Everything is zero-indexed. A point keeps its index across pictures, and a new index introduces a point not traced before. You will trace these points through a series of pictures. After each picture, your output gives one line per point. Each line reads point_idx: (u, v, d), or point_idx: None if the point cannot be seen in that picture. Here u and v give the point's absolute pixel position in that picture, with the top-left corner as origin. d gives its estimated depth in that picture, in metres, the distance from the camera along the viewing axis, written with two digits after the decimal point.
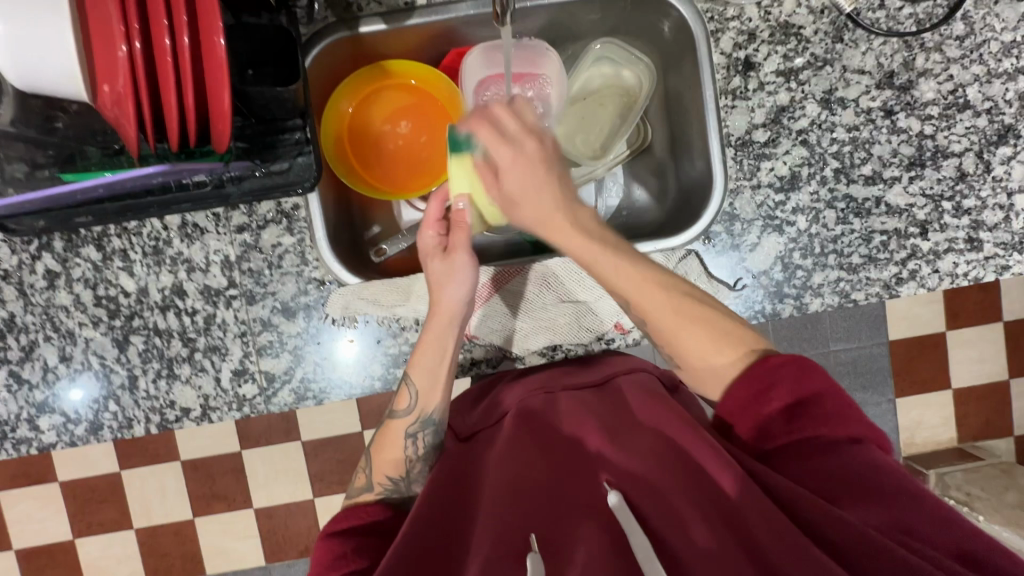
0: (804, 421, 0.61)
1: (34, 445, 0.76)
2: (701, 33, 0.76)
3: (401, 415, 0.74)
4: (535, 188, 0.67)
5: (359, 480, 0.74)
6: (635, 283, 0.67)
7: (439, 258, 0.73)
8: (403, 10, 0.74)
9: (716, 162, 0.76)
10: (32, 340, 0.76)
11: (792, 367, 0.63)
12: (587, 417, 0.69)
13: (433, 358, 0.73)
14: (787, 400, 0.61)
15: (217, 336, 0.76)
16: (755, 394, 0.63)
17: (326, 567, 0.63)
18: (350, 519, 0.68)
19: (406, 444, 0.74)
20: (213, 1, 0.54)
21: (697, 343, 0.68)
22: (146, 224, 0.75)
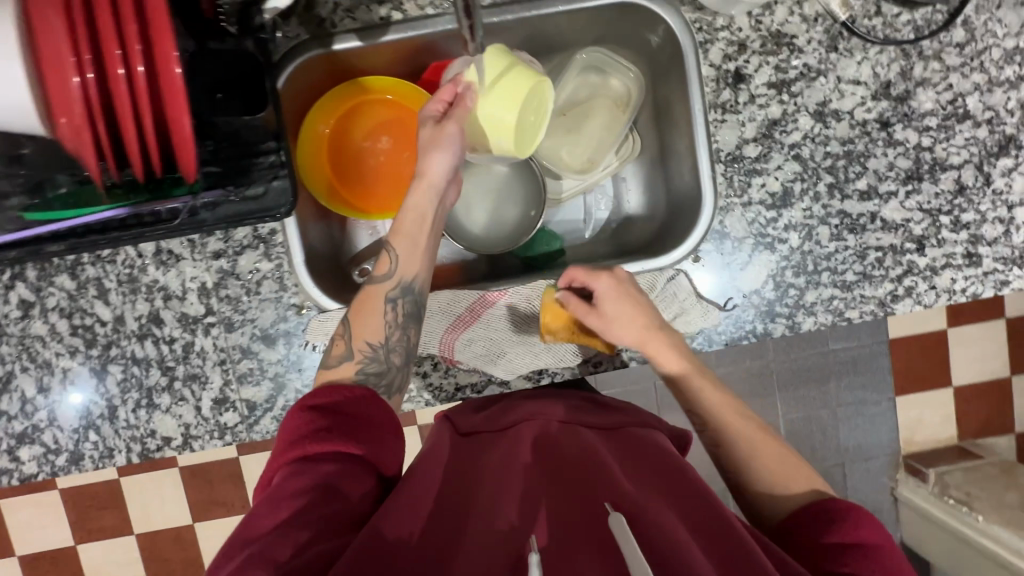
0: (849, 559, 0.57)
1: (15, 476, 0.75)
2: (689, 44, 0.72)
3: (381, 278, 0.68)
4: (626, 319, 0.72)
5: (337, 348, 0.65)
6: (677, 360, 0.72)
7: (434, 129, 0.70)
8: (378, 26, 0.71)
9: (705, 179, 0.74)
10: (8, 371, 0.74)
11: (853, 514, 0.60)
12: (602, 454, 0.63)
13: (415, 224, 0.69)
14: (842, 540, 0.58)
15: (196, 364, 0.75)
16: (813, 534, 0.60)
17: (305, 440, 0.55)
18: (334, 395, 0.59)
19: (385, 310, 0.67)
20: (168, 29, 0.52)
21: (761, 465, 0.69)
22: (120, 252, 0.73)
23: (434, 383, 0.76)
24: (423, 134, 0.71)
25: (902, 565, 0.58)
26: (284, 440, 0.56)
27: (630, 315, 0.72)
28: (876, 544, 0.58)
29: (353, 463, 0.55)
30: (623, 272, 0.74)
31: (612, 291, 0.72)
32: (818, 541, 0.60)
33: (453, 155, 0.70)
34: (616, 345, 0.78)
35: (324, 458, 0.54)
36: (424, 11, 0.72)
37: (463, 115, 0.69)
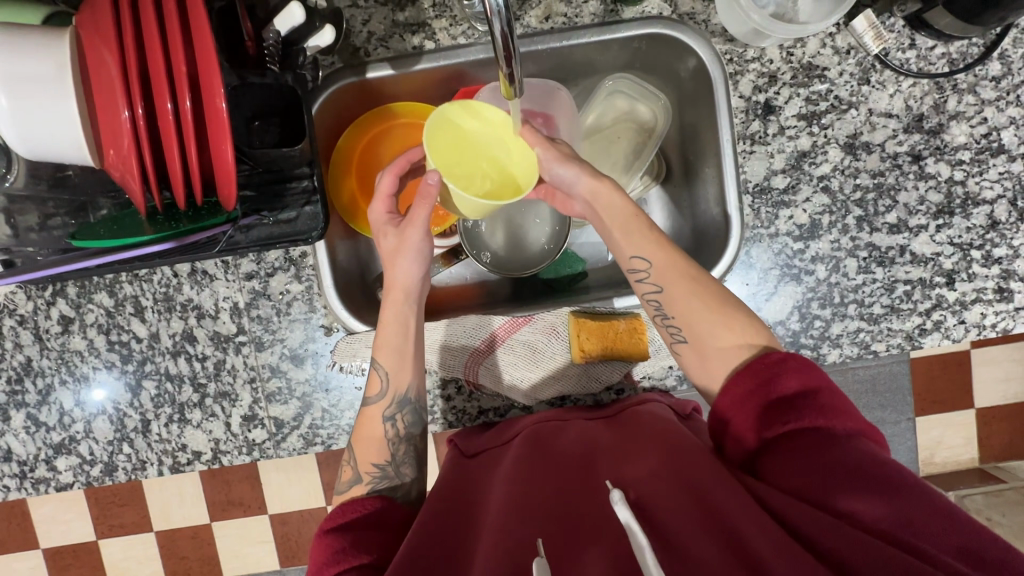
0: (794, 412, 0.54)
1: (52, 485, 0.78)
2: (720, 75, 0.72)
3: (375, 400, 0.69)
4: (624, 229, 0.67)
5: (346, 474, 0.68)
6: (654, 245, 0.66)
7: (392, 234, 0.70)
8: (411, 55, 0.73)
9: (733, 210, 0.74)
10: (48, 384, 0.77)
11: (790, 364, 0.57)
12: (596, 443, 0.67)
13: (398, 334, 0.69)
14: (782, 395, 0.55)
15: (227, 382, 0.77)
16: (752, 392, 0.57)
17: (324, 566, 0.56)
18: (346, 514, 0.62)
19: (386, 429, 0.69)
20: (214, 63, 0.51)
21: (714, 329, 0.63)
22: (157, 272, 0.75)
23: (458, 405, 0.78)
24: (385, 245, 0.70)
25: (838, 394, 0.56)
26: (309, 573, 0.57)
27: (606, 190, 0.67)
28: (810, 385, 0.55)
29: (368, 570, 0.55)
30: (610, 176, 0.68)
31: (580, 175, 0.67)
32: (749, 394, 0.57)
33: (418, 260, 0.69)
34: (638, 373, 0.79)
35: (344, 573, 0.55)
36: (456, 41, 0.73)
37: (422, 218, 0.67)
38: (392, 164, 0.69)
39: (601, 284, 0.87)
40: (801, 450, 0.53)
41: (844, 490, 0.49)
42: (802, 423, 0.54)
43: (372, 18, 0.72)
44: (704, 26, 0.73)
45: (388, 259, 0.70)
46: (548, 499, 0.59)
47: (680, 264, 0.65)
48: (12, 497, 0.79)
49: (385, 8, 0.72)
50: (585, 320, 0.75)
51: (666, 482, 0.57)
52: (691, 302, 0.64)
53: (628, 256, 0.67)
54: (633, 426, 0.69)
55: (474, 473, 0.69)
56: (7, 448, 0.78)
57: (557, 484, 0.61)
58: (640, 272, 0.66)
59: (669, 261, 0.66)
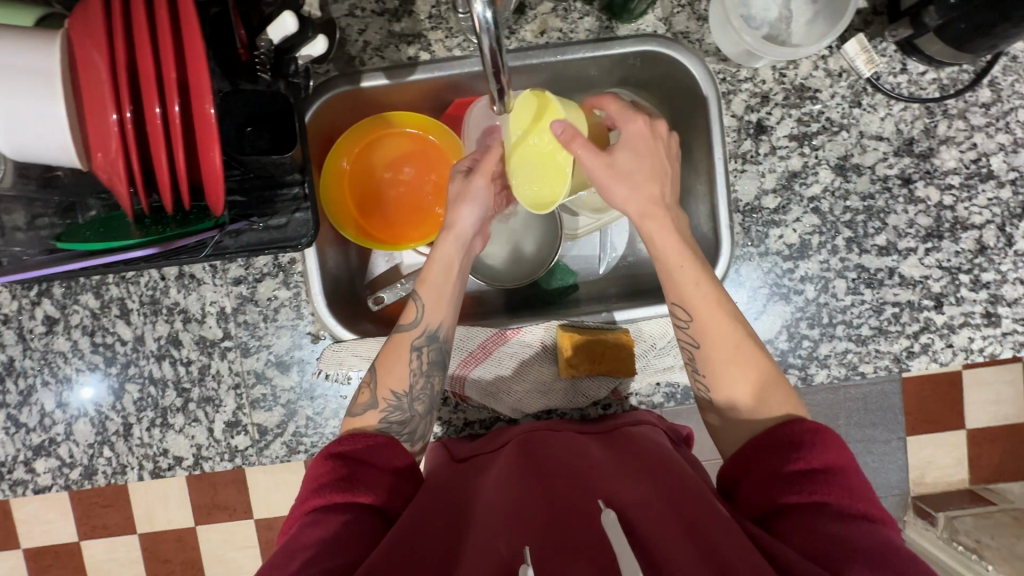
0: (818, 483, 0.55)
1: (30, 487, 0.77)
2: (712, 94, 0.73)
3: (409, 327, 0.69)
4: (659, 252, 0.68)
5: (362, 396, 0.67)
6: (676, 252, 0.66)
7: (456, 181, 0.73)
8: (405, 65, 0.73)
9: (724, 228, 0.74)
10: (30, 384, 0.76)
11: (821, 437, 0.57)
12: (590, 458, 0.67)
13: (442, 273, 0.71)
14: (810, 463, 0.56)
15: (211, 387, 0.76)
16: (777, 451, 0.58)
17: (325, 491, 0.57)
18: (352, 442, 0.62)
19: (412, 358, 0.69)
20: (204, 68, 0.51)
21: (737, 370, 0.65)
22: (144, 274, 0.75)
23: (444, 417, 0.78)
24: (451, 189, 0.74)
25: (863, 478, 0.56)
26: (307, 487, 0.59)
27: (649, 208, 0.68)
28: (841, 462, 0.56)
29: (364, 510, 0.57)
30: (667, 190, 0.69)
31: (628, 199, 0.68)
32: (773, 452, 0.58)
33: (480, 214, 0.73)
34: (626, 389, 0.78)
35: (341, 506, 0.56)
36: (451, 52, 0.74)
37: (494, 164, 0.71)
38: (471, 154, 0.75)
39: (591, 297, 0.87)
40: (816, 521, 0.53)
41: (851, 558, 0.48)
42: (821, 495, 0.54)
43: (368, 28, 0.73)
44: (698, 45, 0.73)
45: (451, 204, 0.73)
46: (539, 509, 0.59)
47: (715, 298, 0.66)
48: None
49: (381, 19, 0.73)
50: (574, 333, 0.73)
51: (659, 508, 0.56)
52: (726, 357, 0.65)
53: (670, 302, 0.68)
54: (632, 447, 0.68)
55: (462, 478, 0.68)
56: None
57: (549, 494, 0.61)
58: (682, 321, 0.67)
59: (701, 286, 0.66)
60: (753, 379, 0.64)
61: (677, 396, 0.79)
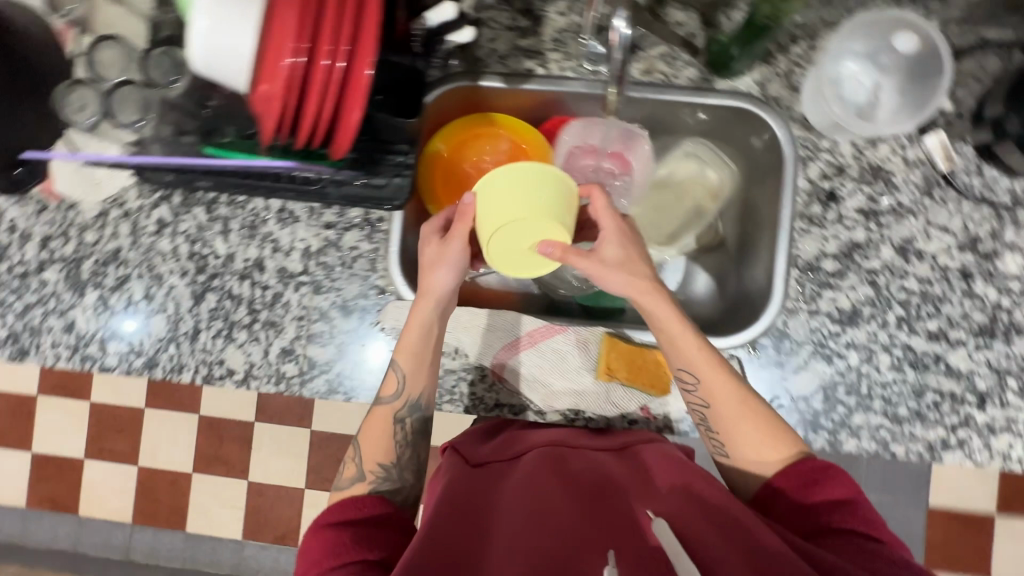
0: (839, 513, 0.60)
1: (97, 364, 0.85)
2: (791, 156, 0.78)
3: (387, 401, 0.74)
4: (671, 339, 0.69)
5: (349, 471, 0.72)
6: (690, 346, 0.69)
7: (432, 242, 0.72)
8: (523, 74, 0.83)
9: (780, 279, 0.78)
10: (127, 274, 0.85)
11: (831, 473, 0.63)
12: (609, 473, 0.68)
13: (421, 342, 0.73)
14: (823, 499, 0.62)
15: (278, 313, 0.83)
16: (799, 488, 0.63)
17: (326, 556, 0.61)
18: (348, 510, 0.66)
19: (395, 431, 0.73)
20: (372, 39, 0.62)
21: (755, 441, 0.68)
22: (252, 202, 0.84)
23: (478, 393, 0.80)
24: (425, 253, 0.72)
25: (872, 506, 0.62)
26: (313, 562, 0.62)
27: (656, 301, 0.68)
28: (848, 497, 0.62)
29: (374, 563, 0.60)
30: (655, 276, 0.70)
31: (626, 285, 0.68)
32: (794, 490, 0.64)
33: (455, 272, 0.71)
34: (655, 409, 0.80)
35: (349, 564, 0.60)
36: (564, 73, 0.83)
37: (463, 234, 0.69)
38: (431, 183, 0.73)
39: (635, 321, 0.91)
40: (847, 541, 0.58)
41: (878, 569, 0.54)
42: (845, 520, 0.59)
43: (497, 39, 0.83)
44: (787, 111, 0.80)
45: (426, 268, 0.72)
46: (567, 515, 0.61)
47: (727, 383, 0.69)
48: (60, 367, 0.86)
49: (511, 33, 0.83)
50: (615, 341, 0.79)
51: (694, 510, 0.58)
52: (738, 424, 0.68)
53: (676, 369, 0.70)
54: (648, 466, 0.69)
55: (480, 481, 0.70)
56: (72, 321, 0.85)
57: (572, 505, 0.62)
58: (688, 385, 0.70)
59: (716, 373, 0.69)
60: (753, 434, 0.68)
61: None
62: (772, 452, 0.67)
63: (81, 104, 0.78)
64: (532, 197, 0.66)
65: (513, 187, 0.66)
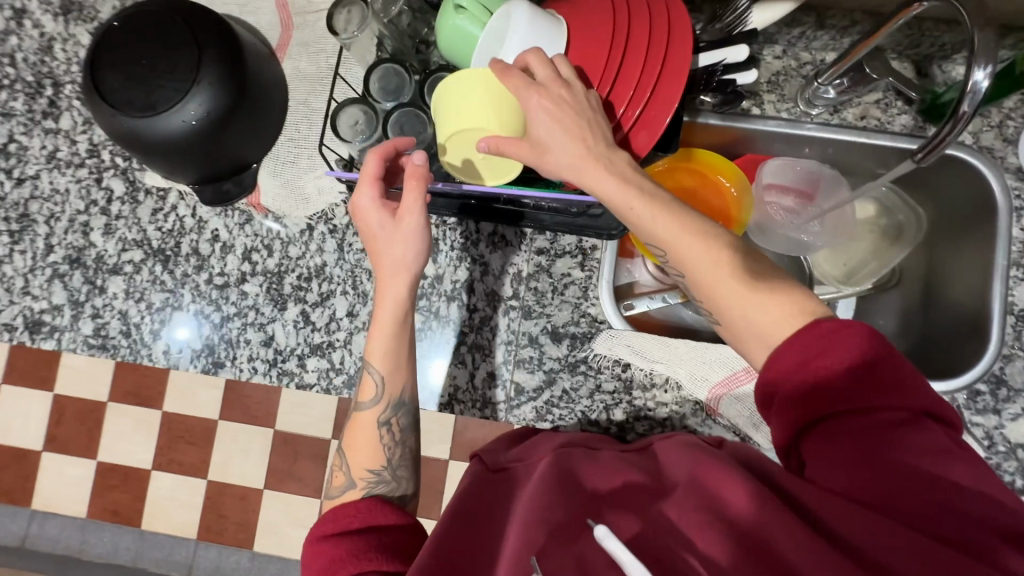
0: (857, 384, 0.48)
1: (295, 381, 0.84)
2: (1006, 205, 0.80)
3: (366, 406, 0.69)
4: (591, 172, 0.62)
5: (337, 480, 0.67)
6: (619, 194, 0.61)
7: (387, 224, 0.67)
8: (740, 114, 0.85)
9: (998, 325, 0.79)
10: (330, 290, 0.85)
11: (843, 331, 0.50)
12: (630, 473, 0.58)
13: (394, 312, 0.68)
14: (823, 376, 0.49)
15: (485, 337, 0.83)
16: (803, 358, 0.50)
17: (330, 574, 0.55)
18: (338, 519, 0.60)
19: (381, 433, 0.69)
20: (672, 90, 0.65)
21: (756, 305, 0.54)
22: (464, 224, 0.85)
23: (690, 426, 0.80)
24: (360, 204, 0.66)
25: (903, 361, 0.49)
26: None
27: (597, 173, 0.61)
28: (892, 381, 0.48)
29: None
30: (604, 129, 0.63)
31: (555, 126, 0.62)
32: (793, 373, 0.51)
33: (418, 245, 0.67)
34: None
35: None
36: (779, 113, 0.87)
37: (411, 195, 0.64)
38: (378, 144, 0.65)
39: None
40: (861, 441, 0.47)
41: (958, 494, 0.44)
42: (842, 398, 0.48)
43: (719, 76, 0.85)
44: (1001, 162, 0.82)
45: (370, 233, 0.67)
46: (552, 509, 0.52)
47: (689, 238, 0.58)
48: (256, 381, 0.85)
49: None
50: None
51: (689, 504, 0.48)
52: (733, 287, 0.56)
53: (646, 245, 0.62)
54: (667, 461, 0.59)
55: (496, 491, 0.63)
56: (271, 335, 0.85)
57: (557, 495, 0.53)
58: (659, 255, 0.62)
59: (690, 240, 0.58)
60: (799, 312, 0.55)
61: None
62: (780, 339, 0.53)
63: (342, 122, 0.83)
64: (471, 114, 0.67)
65: (454, 104, 0.67)
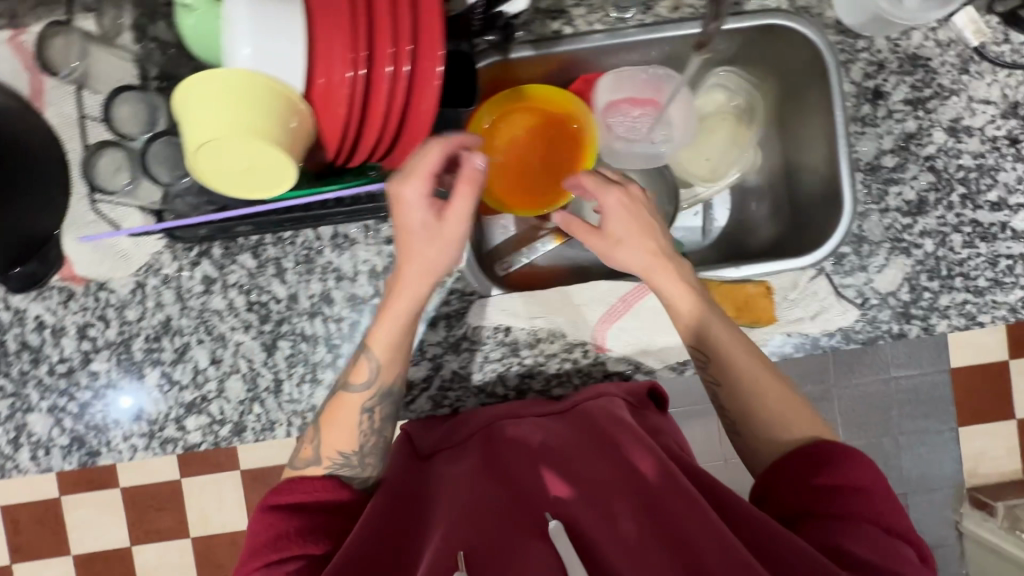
0: (837, 496, 0.61)
1: (180, 445, 0.79)
2: (833, 61, 0.78)
3: (357, 388, 0.70)
4: (672, 274, 0.72)
5: (305, 453, 0.70)
6: (681, 296, 0.72)
7: (431, 224, 0.64)
8: (552, 38, 0.79)
9: (847, 185, 0.79)
10: (185, 343, 0.79)
11: (846, 458, 0.63)
12: (553, 443, 0.68)
13: (392, 327, 0.69)
14: (819, 483, 0.62)
15: (360, 343, 0.79)
16: (801, 469, 0.64)
17: (267, 550, 0.61)
18: (292, 494, 0.66)
19: (360, 420, 0.70)
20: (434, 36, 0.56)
21: (747, 360, 0.71)
22: (301, 234, 0.78)
23: (584, 369, 0.80)
24: (402, 195, 0.63)
25: (880, 477, 0.62)
26: (252, 550, 0.63)
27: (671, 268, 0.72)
28: (871, 481, 0.62)
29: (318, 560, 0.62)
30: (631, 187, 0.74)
31: (631, 228, 0.72)
32: (800, 491, 0.64)
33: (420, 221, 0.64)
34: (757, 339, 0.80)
35: (294, 556, 0.61)
36: (592, 26, 0.81)
37: (420, 170, 0.62)
38: (444, 138, 0.61)
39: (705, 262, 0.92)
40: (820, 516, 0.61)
41: (851, 536, 0.58)
42: (839, 504, 0.61)
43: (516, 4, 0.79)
44: (818, 19, 0.80)
45: (399, 234, 0.66)
46: (496, 501, 0.62)
47: (677, 283, 0.72)
48: (140, 458, 0.80)
49: None
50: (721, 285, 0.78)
51: (617, 499, 0.60)
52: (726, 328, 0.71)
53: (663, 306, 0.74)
54: (589, 424, 0.69)
55: (423, 474, 0.71)
56: (139, 408, 0.79)
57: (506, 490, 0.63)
58: (673, 310, 0.73)
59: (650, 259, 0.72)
60: (784, 408, 0.69)
61: (807, 345, 0.80)
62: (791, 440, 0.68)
63: (115, 167, 0.72)
64: (252, 117, 0.55)
65: (229, 106, 0.55)
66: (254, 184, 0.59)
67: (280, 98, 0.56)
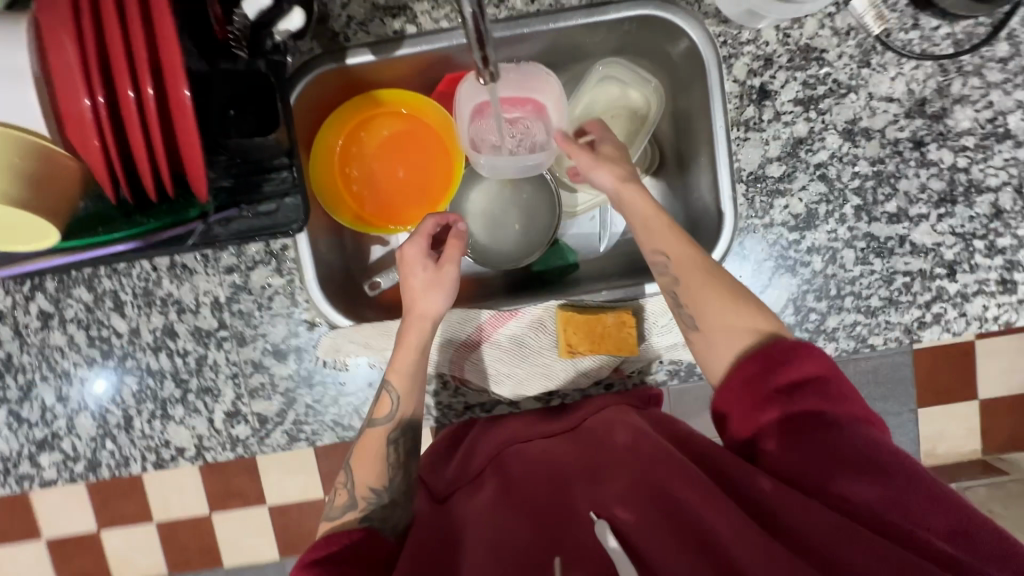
0: (818, 416, 0.55)
1: (36, 481, 0.77)
2: (712, 57, 0.69)
3: (379, 422, 0.67)
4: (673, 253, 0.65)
5: (339, 498, 0.65)
6: (670, 235, 0.66)
7: (430, 271, 0.69)
8: (393, 39, 0.71)
9: (726, 200, 0.71)
10: (29, 380, 0.76)
11: (800, 354, 0.57)
12: (569, 464, 0.66)
13: (413, 357, 0.67)
14: (771, 388, 0.57)
15: (209, 377, 0.76)
16: (759, 374, 0.58)
17: None
18: (328, 545, 0.59)
19: (388, 452, 0.67)
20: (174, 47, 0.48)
21: (707, 299, 0.64)
22: (136, 266, 0.74)
23: (443, 401, 0.76)
24: (409, 255, 0.70)
25: (845, 380, 0.57)
26: None
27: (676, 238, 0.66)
28: (849, 409, 0.56)
29: None
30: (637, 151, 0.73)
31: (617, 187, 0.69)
32: (753, 402, 0.58)
33: (425, 270, 0.69)
34: (627, 367, 0.76)
35: None
36: (438, 24, 0.71)
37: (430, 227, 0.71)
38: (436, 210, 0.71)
39: (594, 276, 0.85)
40: (816, 453, 0.54)
41: (868, 480, 0.52)
42: (825, 430, 0.54)
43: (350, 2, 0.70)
44: (697, 8, 0.70)
45: (405, 288, 0.69)
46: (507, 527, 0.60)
47: (687, 247, 0.66)
48: None
49: None
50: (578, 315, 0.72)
51: (642, 503, 0.57)
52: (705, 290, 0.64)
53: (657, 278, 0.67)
54: (600, 439, 0.67)
55: (446, 515, 0.67)
56: None
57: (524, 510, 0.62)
58: (659, 264, 0.66)
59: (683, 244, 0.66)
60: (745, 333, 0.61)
61: (680, 373, 0.77)
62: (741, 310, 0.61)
63: None
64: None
65: None
66: (11, 238, 0.56)
67: (32, 154, 0.53)
